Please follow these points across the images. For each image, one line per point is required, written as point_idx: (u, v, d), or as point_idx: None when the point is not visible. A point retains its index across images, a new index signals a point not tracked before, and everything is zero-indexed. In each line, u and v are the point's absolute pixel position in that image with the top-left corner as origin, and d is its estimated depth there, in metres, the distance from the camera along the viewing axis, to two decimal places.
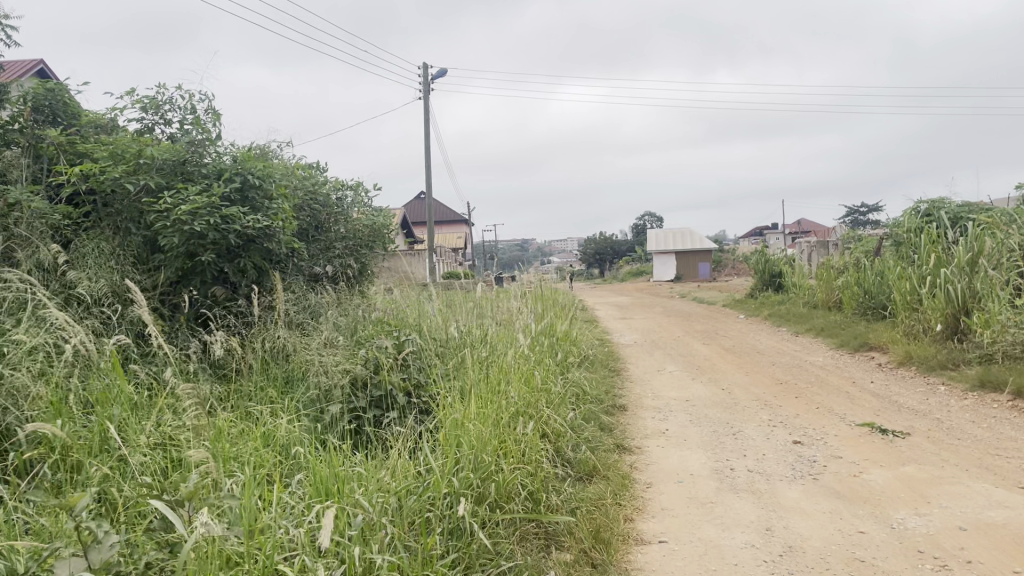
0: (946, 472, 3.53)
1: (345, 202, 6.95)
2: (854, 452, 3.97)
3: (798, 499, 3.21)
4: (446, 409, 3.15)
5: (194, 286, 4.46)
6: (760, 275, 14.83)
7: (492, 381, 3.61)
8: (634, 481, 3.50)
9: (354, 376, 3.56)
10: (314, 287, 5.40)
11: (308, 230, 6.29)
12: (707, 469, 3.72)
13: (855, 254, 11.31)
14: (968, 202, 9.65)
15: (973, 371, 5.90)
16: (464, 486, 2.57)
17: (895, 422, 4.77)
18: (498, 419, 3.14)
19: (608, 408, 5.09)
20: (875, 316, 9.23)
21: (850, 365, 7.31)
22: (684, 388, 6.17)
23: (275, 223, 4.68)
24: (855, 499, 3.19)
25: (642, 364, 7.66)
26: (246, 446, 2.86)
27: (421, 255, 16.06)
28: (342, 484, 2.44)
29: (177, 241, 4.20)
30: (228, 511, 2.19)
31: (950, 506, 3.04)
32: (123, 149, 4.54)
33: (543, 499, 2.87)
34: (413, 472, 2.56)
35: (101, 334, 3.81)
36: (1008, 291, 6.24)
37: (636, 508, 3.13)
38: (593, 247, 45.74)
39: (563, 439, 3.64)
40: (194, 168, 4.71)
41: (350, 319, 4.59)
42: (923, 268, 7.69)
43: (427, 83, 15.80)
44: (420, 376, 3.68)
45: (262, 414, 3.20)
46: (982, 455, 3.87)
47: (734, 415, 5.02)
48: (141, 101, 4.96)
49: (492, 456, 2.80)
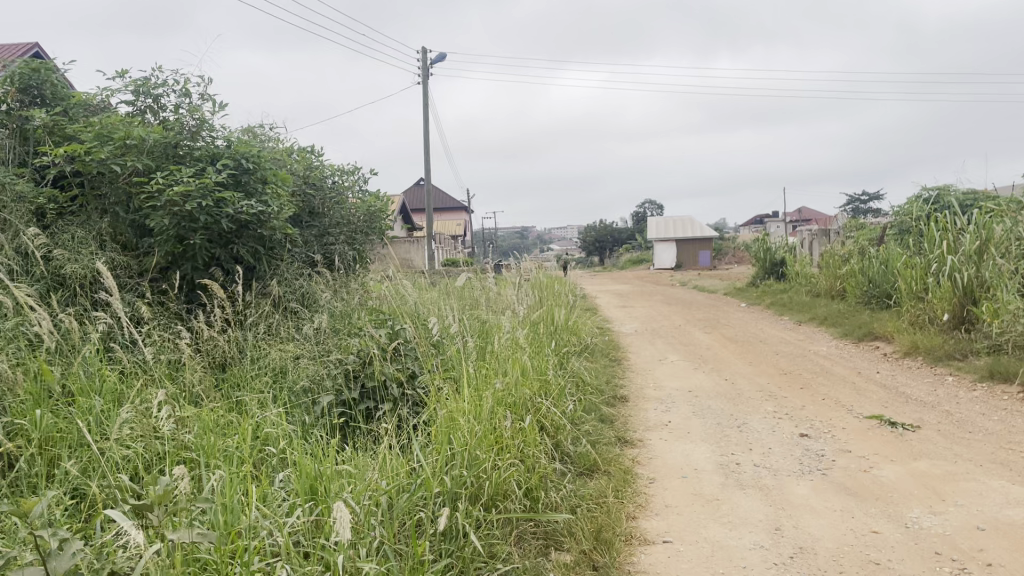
0: (960, 468, 3.41)
1: (340, 188, 6.78)
2: (864, 447, 3.84)
3: (807, 496, 3.07)
4: (439, 402, 3.02)
5: (184, 273, 4.30)
6: (762, 263, 14.66)
7: (488, 373, 3.48)
8: (636, 476, 3.37)
9: (347, 366, 3.44)
10: (309, 273, 5.22)
11: (302, 216, 6.14)
12: (712, 464, 3.59)
13: (859, 243, 11.16)
14: (975, 189, 9.49)
15: (982, 362, 5.76)
16: (458, 485, 2.45)
17: (904, 414, 4.65)
18: (494, 413, 3.01)
19: (609, 399, 4.96)
20: (879, 304, 9.09)
21: (854, 355, 7.18)
22: (685, 379, 6.03)
23: (269, 207, 4.52)
24: (867, 496, 3.05)
25: (643, 354, 7.53)
26: (233, 442, 2.74)
27: (418, 242, 15.83)
28: (331, 483, 2.32)
29: (167, 224, 4.04)
30: (205, 514, 2.07)
31: (967, 504, 2.91)
32: (111, 130, 4.37)
33: (542, 497, 2.75)
34: (404, 469, 2.44)
35: (86, 321, 3.66)
36: (1018, 280, 6.10)
37: (639, 505, 3.00)
38: (593, 235, 45.48)
39: (562, 433, 3.51)
40: (186, 151, 4.54)
41: (345, 308, 4.44)
42: (930, 256, 7.54)
43: (424, 67, 15.58)
44: (415, 366, 3.54)
45: (250, 405, 3.08)
46: (996, 449, 3.74)
47: (738, 407, 4.90)
48: (134, 83, 4.80)
49: (487, 452, 2.67)
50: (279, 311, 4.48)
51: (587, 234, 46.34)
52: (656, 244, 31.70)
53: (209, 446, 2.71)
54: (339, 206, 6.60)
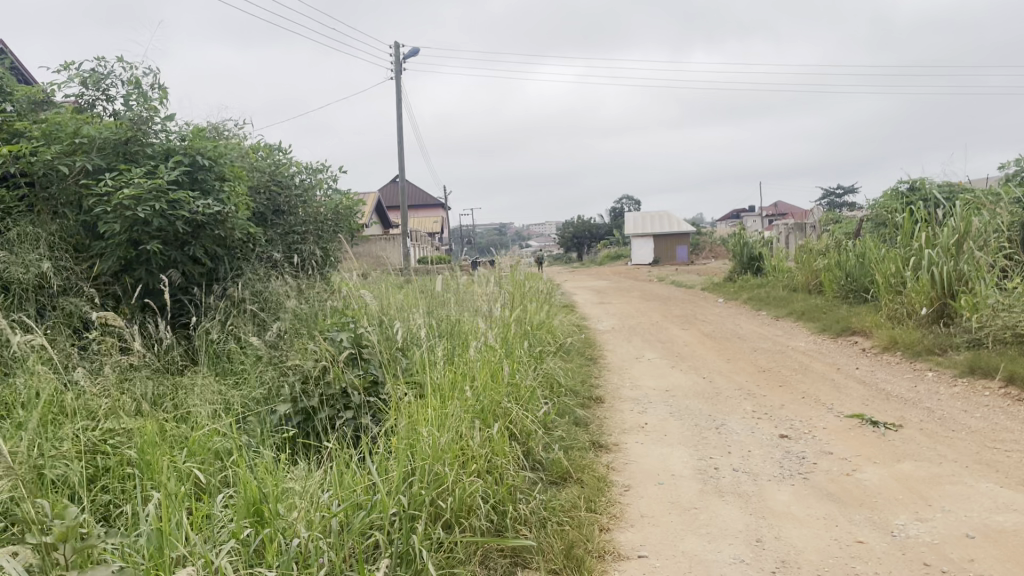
0: (945, 470, 3.29)
1: (309, 186, 6.54)
2: (845, 447, 3.72)
3: (788, 503, 2.94)
4: (402, 410, 2.84)
5: (138, 276, 4.06)
6: (738, 258, 14.54)
7: (453, 378, 3.30)
8: (610, 483, 3.22)
9: (306, 371, 3.24)
10: (274, 272, 4.99)
11: (267, 214, 5.90)
12: (689, 469, 3.44)
13: (836, 238, 11.11)
14: (951, 182, 9.46)
15: (962, 356, 5.69)
16: (416, 504, 2.29)
17: (885, 412, 4.54)
18: (458, 422, 2.84)
19: (583, 401, 4.82)
20: (857, 298, 9.02)
21: (832, 350, 7.10)
22: (663, 378, 5.89)
23: (228, 207, 4.26)
24: (850, 502, 2.92)
25: (620, 352, 7.39)
26: (181, 458, 2.53)
27: (393, 240, 15.50)
28: (279, 504, 2.14)
29: (118, 228, 3.79)
30: (140, 543, 1.89)
31: (954, 510, 2.79)
32: (58, 127, 4.10)
33: (509, 511, 2.58)
34: (357, 487, 2.27)
35: (30, 328, 3.43)
36: (995, 274, 6.06)
37: (612, 516, 2.84)
38: (570, 231, 45.39)
39: (534, 439, 3.35)
40: (139, 148, 4.26)
41: (310, 309, 4.21)
42: (907, 250, 7.49)
43: (398, 64, 15.34)
44: (378, 371, 3.33)
45: (200, 417, 2.88)
46: (980, 448, 3.63)
47: (716, 407, 4.77)
48: (79, 75, 4.54)
49: (451, 464, 2.51)
50: (239, 313, 4.24)
51: (564, 230, 46.25)
52: (634, 240, 31.67)
53: (151, 462, 2.50)
54: (305, 202, 6.35)
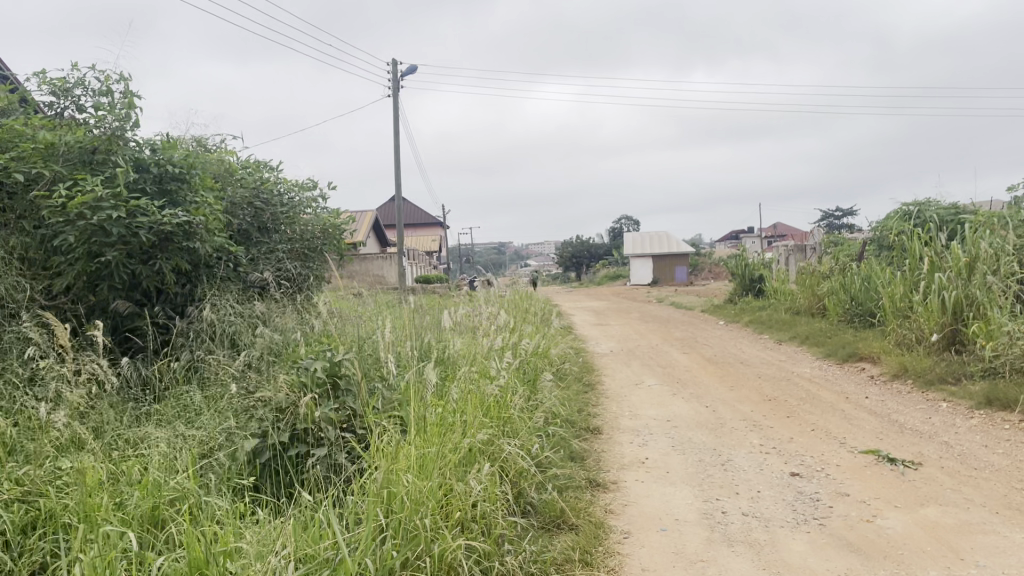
0: (975, 516, 3.01)
1: (297, 204, 6.25)
2: (863, 489, 3.43)
3: (805, 555, 2.66)
4: (379, 449, 2.56)
5: (102, 294, 3.79)
6: (740, 279, 14.27)
7: (439, 416, 3.01)
8: (609, 529, 2.94)
9: (276, 405, 2.93)
10: (252, 296, 4.69)
11: (249, 233, 5.62)
12: (694, 512, 3.17)
13: (839, 260, 10.85)
14: (956, 205, 9.23)
15: (977, 387, 5.41)
16: (383, 567, 2.02)
17: (902, 447, 4.26)
18: (442, 464, 2.57)
19: (579, 433, 4.53)
20: (863, 322, 8.75)
21: (839, 377, 6.82)
22: (663, 406, 5.62)
23: (197, 218, 3.96)
24: (874, 554, 2.65)
25: (618, 377, 7.11)
26: (126, 506, 2.26)
27: (391, 259, 15.13)
28: (229, 564, 1.88)
29: (72, 239, 3.52)
30: None
31: (990, 565, 2.51)
32: (16, 135, 3.85)
33: (495, 567, 2.31)
34: (317, 545, 2.00)
35: None
36: (1011, 299, 5.75)
37: (609, 569, 2.57)
38: (569, 251, 45.14)
39: (525, 478, 3.08)
40: (106, 156, 3.98)
41: (286, 333, 3.90)
42: (915, 274, 7.22)
43: (395, 79, 15.14)
44: (356, 404, 3.03)
45: (155, 455, 2.60)
46: (1009, 491, 3.35)
47: (720, 439, 4.49)
48: (47, 82, 4.31)
49: (429, 518, 2.25)
50: (213, 337, 3.95)
51: (563, 250, 46.04)
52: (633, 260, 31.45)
53: (92, 509, 2.22)
54: (292, 219, 6.07)
